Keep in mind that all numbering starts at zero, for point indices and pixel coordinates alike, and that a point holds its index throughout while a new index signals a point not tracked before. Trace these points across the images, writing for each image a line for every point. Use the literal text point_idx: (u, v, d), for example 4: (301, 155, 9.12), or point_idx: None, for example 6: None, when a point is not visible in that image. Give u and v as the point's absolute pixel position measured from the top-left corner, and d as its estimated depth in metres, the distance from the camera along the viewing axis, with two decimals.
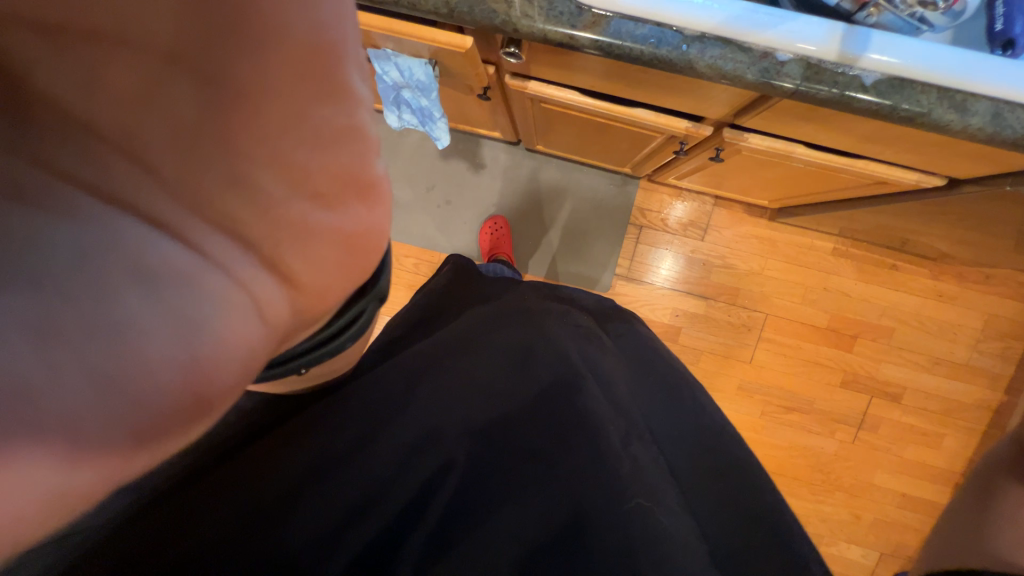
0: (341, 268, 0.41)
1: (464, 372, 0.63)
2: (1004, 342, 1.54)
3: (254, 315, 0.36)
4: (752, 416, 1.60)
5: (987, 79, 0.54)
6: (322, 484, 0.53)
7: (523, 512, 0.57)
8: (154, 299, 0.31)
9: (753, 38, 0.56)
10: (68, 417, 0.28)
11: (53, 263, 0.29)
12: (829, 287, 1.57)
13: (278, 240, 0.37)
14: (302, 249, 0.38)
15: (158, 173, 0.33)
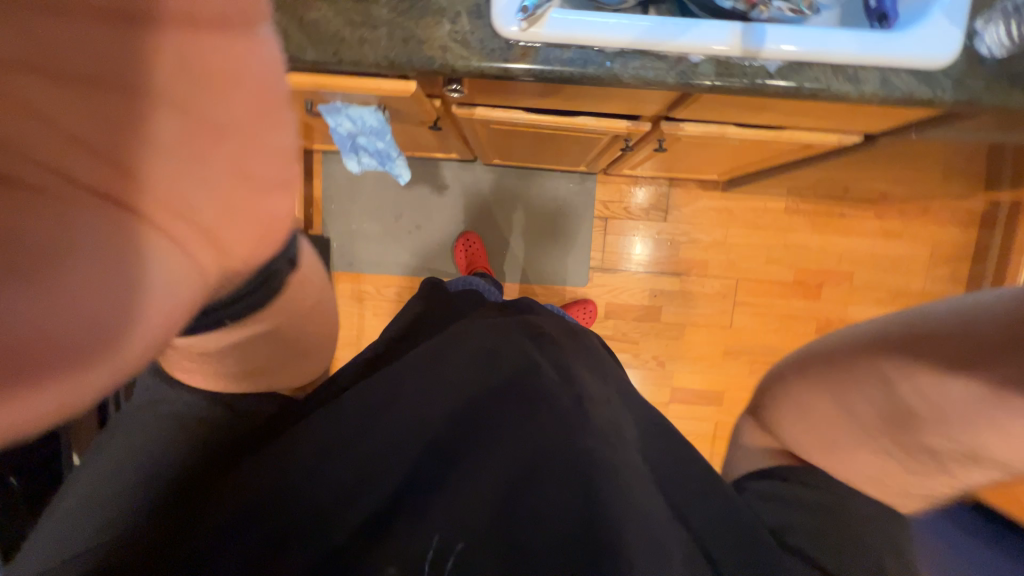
0: (259, 237, 0.43)
1: (438, 376, 0.68)
2: (953, 265, 1.66)
3: (192, 274, 0.39)
4: (741, 376, 1.71)
5: (872, 52, 0.61)
6: (311, 493, 0.58)
7: (490, 475, 0.59)
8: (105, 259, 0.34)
9: (668, 47, 0.62)
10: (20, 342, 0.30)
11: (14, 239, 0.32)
12: (789, 243, 1.67)
13: (219, 201, 0.40)
14: (230, 212, 0.41)
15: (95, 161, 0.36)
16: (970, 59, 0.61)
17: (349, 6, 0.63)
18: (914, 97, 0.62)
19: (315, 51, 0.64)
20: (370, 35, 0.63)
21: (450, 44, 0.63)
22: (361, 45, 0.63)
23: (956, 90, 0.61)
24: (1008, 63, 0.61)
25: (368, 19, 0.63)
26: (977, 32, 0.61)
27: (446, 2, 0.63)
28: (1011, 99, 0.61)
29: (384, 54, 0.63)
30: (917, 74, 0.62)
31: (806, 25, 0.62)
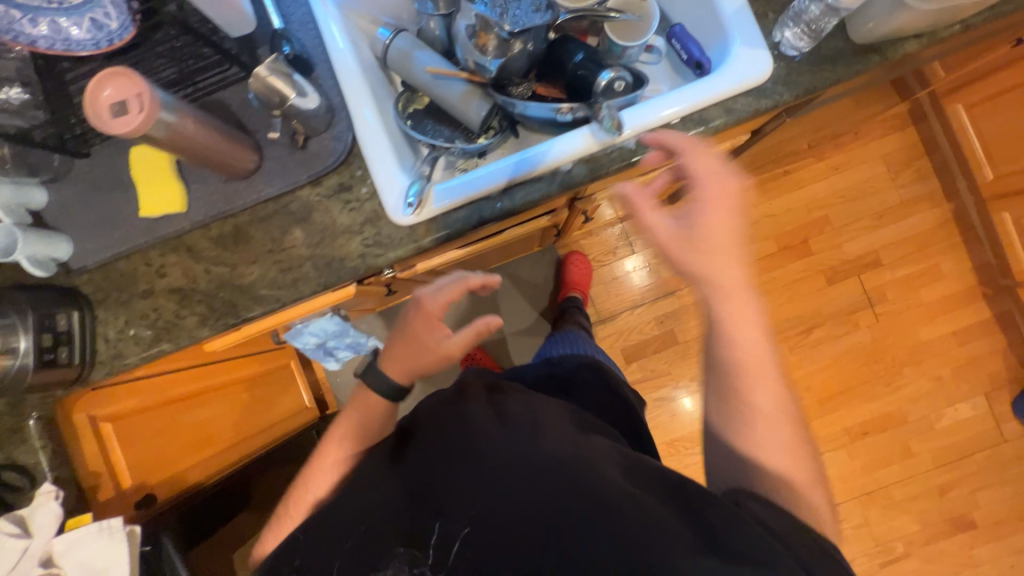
0: (412, 353, 0.72)
1: (442, 433, 0.65)
2: (914, 165, 1.66)
3: (414, 358, 0.72)
4: (784, 357, 1.66)
5: (706, 95, 0.69)
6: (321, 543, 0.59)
7: (486, 497, 0.57)
8: (431, 329, 0.71)
9: (543, 168, 0.70)
10: (416, 363, 0.72)
11: (426, 319, 0.72)
12: (754, 219, 1.69)
13: (422, 344, 0.72)
14: (425, 339, 0.71)
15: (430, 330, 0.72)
16: (787, 62, 0.69)
17: (274, 259, 0.72)
18: (760, 110, 0.69)
19: (262, 306, 0.72)
20: (299, 272, 0.72)
21: (364, 249, 0.71)
22: (296, 283, 0.72)
23: (789, 90, 0.69)
24: (820, 49, 0.68)
25: (293, 262, 0.72)
26: (779, 37, 0.68)
27: (346, 220, 0.72)
28: (836, 76, 0.68)
29: (316, 282, 0.72)
30: (752, 92, 0.69)
31: (643, 100, 0.71)
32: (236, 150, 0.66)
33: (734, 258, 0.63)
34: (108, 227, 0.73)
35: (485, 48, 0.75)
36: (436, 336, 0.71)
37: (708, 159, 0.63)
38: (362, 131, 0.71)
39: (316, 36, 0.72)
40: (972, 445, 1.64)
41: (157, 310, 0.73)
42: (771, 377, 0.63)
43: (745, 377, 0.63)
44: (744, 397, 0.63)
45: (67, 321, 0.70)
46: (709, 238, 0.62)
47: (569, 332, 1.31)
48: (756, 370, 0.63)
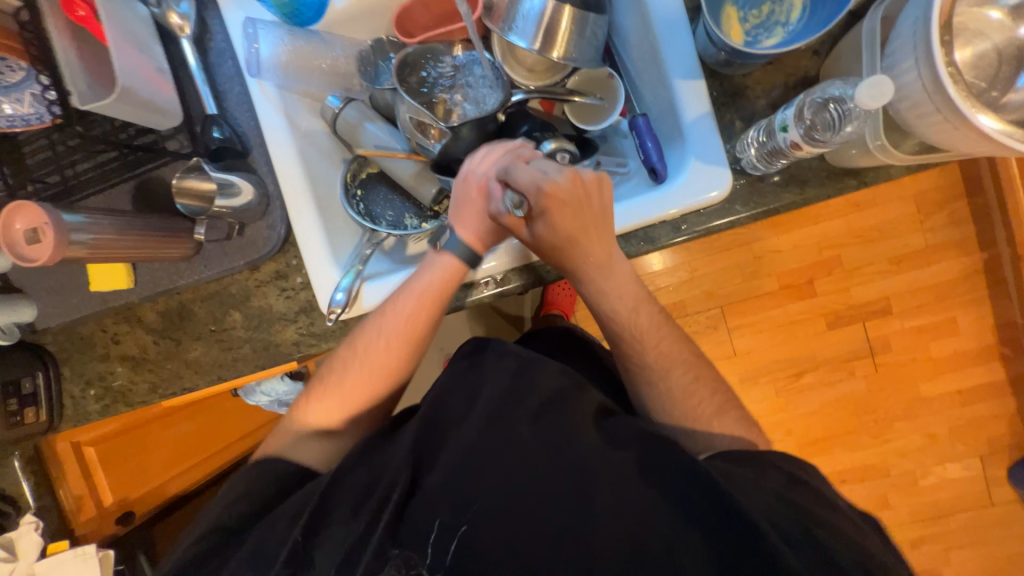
0: (470, 236, 0.66)
1: (436, 405, 0.57)
2: (949, 208, 1.50)
3: (470, 245, 0.66)
4: (770, 399, 1.61)
5: (652, 212, 0.63)
6: (313, 553, 0.50)
7: (502, 478, 0.51)
8: (474, 212, 0.66)
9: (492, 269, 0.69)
10: (472, 245, 0.66)
11: (470, 203, 0.65)
12: (758, 254, 1.57)
13: (476, 228, 0.65)
14: (476, 222, 0.66)
15: (475, 211, 0.66)
16: (747, 179, 0.62)
17: (215, 339, 0.75)
18: (711, 229, 0.64)
19: (205, 380, 0.76)
20: (238, 352, 0.74)
21: (297, 338, 0.73)
22: (236, 362, 0.75)
23: (747, 209, 0.62)
24: (790, 167, 0.61)
25: (232, 342, 0.74)
26: (742, 152, 0.61)
27: (282, 307, 0.73)
28: (803, 201, 0.61)
29: (254, 364, 0.74)
30: (704, 211, 0.63)
31: None
32: (170, 244, 0.66)
33: (606, 234, 0.62)
34: (61, 294, 0.75)
35: (427, 132, 0.72)
36: (482, 215, 0.66)
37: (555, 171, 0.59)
38: (296, 221, 0.69)
39: (252, 117, 0.70)
40: (956, 505, 1.58)
41: (113, 374, 0.78)
42: (667, 330, 0.67)
43: (641, 345, 0.65)
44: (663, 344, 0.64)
45: (32, 383, 0.76)
46: (575, 232, 0.60)
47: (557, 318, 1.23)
48: (653, 332, 0.66)
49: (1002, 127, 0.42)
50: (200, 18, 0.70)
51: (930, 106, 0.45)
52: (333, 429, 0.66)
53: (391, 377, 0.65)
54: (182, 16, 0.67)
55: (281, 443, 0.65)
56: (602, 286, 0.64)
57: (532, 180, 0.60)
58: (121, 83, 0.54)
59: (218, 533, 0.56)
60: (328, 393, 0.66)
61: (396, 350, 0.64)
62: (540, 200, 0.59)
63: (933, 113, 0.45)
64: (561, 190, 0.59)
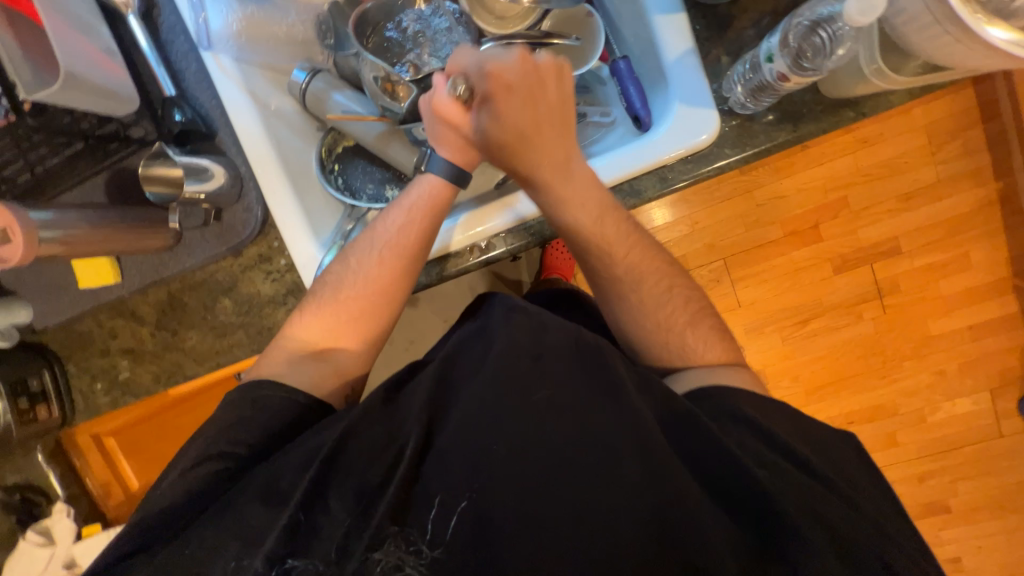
0: (457, 151, 0.63)
1: (447, 374, 0.53)
2: (961, 137, 1.42)
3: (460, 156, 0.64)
4: (776, 347, 1.60)
5: (636, 163, 0.60)
6: (328, 496, 0.47)
7: (516, 443, 0.46)
8: (447, 125, 0.62)
9: (480, 234, 0.66)
10: (460, 156, 0.63)
11: (440, 118, 0.61)
12: (759, 202, 1.52)
13: (457, 142, 0.63)
14: (457, 134, 0.62)
15: (447, 124, 0.61)
16: (737, 120, 0.58)
17: (208, 326, 0.75)
18: (701, 177, 0.60)
19: (205, 366, 0.76)
20: (234, 338, 0.74)
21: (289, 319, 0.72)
22: (232, 348, 0.75)
23: (738, 151, 0.59)
24: (781, 103, 0.57)
25: (226, 328, 0.75)
26: (728, 92, 0.58)
27: (270, 290, 0.72)
28: (796, 138, 0.57)
29: (250, 348, 0.74)
30: (692, 158, 0.59)
31: None
32: (149, 234, 0.65)
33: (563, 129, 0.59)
34: (53, 293, 0.75)
35: (395, 93, 0.68)
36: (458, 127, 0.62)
37: (502, 55, 0.56)
38: (270, 200, 0.67)
39: (212, 95, 0.67)
40: (965, 438, 1.59)
41: (116, 367, 0.79)
42: (667, 278, 0.63)
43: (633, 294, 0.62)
44: (658, 299, 0.61)
45: (39, 381, 0.77)
46: (531, 124, 0.57)
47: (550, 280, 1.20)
48: (651, 273, 0.62)
49: (1014, 38, 0.37)
50: None
51: (929, 17, 0.40)
52: (332, 346, 0.60)
53: (397, 290, 0.62)
54: None
55: (274, 365, 0.59)
56: (560, 194, 0.58)
57: (481, 67, 0.57)
58: (64, 66, 0.52)
59: (213, 467, 0.51)
60: (320, 311, 0.61)
61: (392, 260, 0.61)
62: (485, 85, 0.57)
63: (932, 27, 0.41)
64: (507, 70, 0.55)
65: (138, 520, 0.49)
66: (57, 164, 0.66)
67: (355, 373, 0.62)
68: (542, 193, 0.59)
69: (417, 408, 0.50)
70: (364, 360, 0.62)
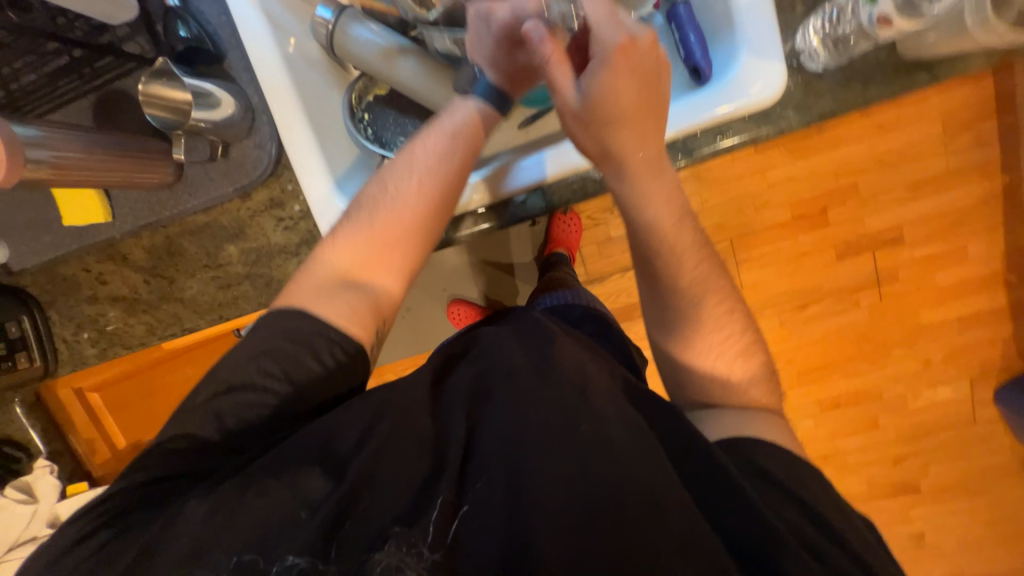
0: (503, 76, 0.59)
1: (470, 398, 0.47)
2: (975, 128, 1.42)
3: (505, 82, 0.60)
4: (772, 330, 1.62)
5: (695, 117, 0.55)
6: (369, 462, 0.43)
7: (546, 478, 0.42)
8: (497, 54, 0.58)
9: (512, 189, 0.62)
10: (505, 81, 0.59)
11: (488, 43, 0.57)
12: (771, 183, 1.50)
13: (504, 69, 0.59)
14: (504, 64, 0.58)
15: (496, 51, 0.57)
16: (804, 77, 0.55)
17: (211, 275, 0.69)
18: (759, 139, 0.57)
19: (205, 319, 0.71)
20: (239, 290, 0.69)
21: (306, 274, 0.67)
22: (236, 301, 0.69)
23: (801, 115, 0.55)
24: (853, 62, 0.53)
25: (230, 279, 0.69)
26: (801, 43, 0.54)
27: (281, 239, 0.66)
28: (864, 102, 0.54)
29: (257, 301, 0.68)
30: (751, 117, 0.55)
31: None
32: (148, 167, 0.59)
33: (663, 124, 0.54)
34: (33, 231, 0.67)
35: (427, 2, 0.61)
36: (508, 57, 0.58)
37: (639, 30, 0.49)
38: (287, 136, 0.60)
39: (222, 12, 0.60)
40: (941, 424, 1.66)
41: (105, 317, 0.72)
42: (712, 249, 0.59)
43: (670, 265, 0.56)
44: (704, 267, 0.58)
45: (19, 327, 0.71)
46: (641, 112, 0.51)
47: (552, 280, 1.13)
48: (687, 247, 0.56)
49: None
50: None
51: None
52: (365, 274, 0.52)
53: (441, 216, 0.55)
54: None
55: (300, 297, 0.50)
56: (646, 187, 0.54)
57: (602, 30, 0.49)
58: None
59: (250, 402, 0.46)
60: (348, 234, 0.52)
61: (432, 180, 0.54)
62: (608, 55, 0.49)
63: None
64: (638, 49, 0.49)
65: (163, 440, 0.45)
66: (40, 83, 0.58)
67: (392, 309, 0.53)
68: (630, 187, 0.54)
69: (459, 388, 0.48)
70: (402, 293, 0.54)
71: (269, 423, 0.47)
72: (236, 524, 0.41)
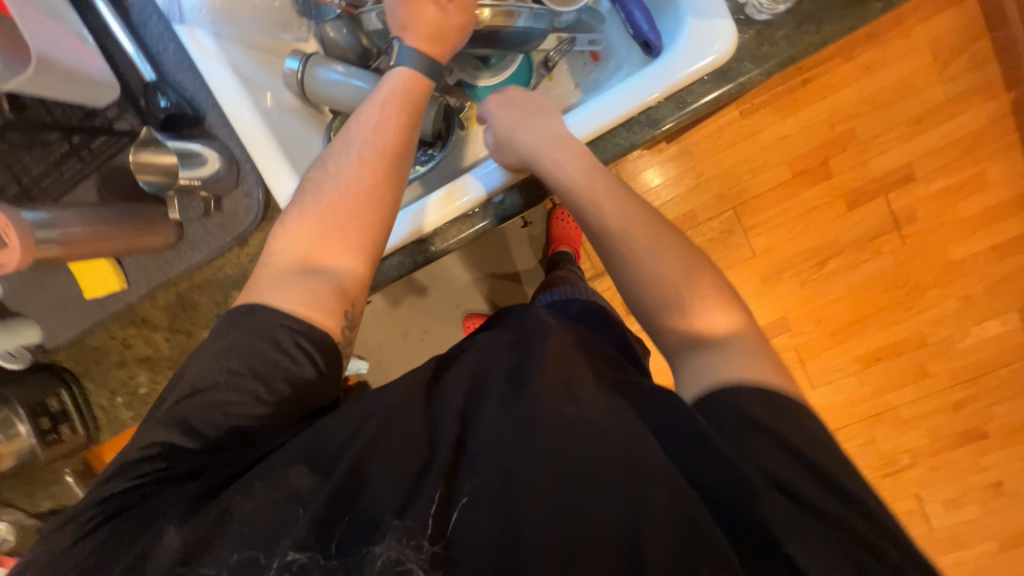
0: (421, 36, 0.56)
1: (456, 395, 0.46)
2: (967, 51, 1.37)
3: (426, 42, 0.56)
4: (795, 292, 1.57)
5: (655, 88, 0.56)
6: (367, 469, 0.43)
7: (535, 464, 0.41)
8: (408, 14, 0.56)
9: (494, 190, 0.65)
10: (423, 40, 0.56)
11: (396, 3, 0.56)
12: (764, 144, 1.47)
13: (417, 27, 0.56)
14: (419, 19, 0.56)
15: (404, 11, 0.56)
16: (754, 29, 0.55)
17: None
18: (721, 98, 0.56)
19: None
20: None
21: None
22: None
23: (758, 67, 0.55)
24: (800, 6, 0.54)
25: None
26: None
27: None
28: (820, 42, 0.53)
29: None
30: (710, 77, 0.55)
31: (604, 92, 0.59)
32: (149, 231, 0.63)
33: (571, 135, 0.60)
34: (60, 308, 0.72)
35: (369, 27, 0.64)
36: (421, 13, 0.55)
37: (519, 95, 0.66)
38: (271, 181, 0.63)
39: (196, 77, 0.64)
40: (997, 362, 1.57)
41: (135, 380, 0.77)
42: None
43: (627, 240, 0.55)
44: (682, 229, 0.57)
45: (59, 401, 0.75)
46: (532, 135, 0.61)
47: (560, 272, 1.15)
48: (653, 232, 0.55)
49: None
50: None
51: None
52: (321, 256, 0.51)
53: (387, 189, 0.53)
54: None
55: (260, 288, 0.50)
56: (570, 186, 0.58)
57: (501, 103, 0.67)
58: (36, 51, 0.48)
59: (213, 398, 0.45)
60: (294, 225, 0.52)
61: (370, 155, 0.53)
62: (499, 114, 0.66)
63: None
64: (516, 104, 0.66)
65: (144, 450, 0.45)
66: (45, 171, 0.63)
67: (357, 290, 0.51)
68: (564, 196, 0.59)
69: (450, 389, 0.47)
70: (367, 274, 0.52)
71: (236, 421, 0.46)
72: (243, 534, 0.42)
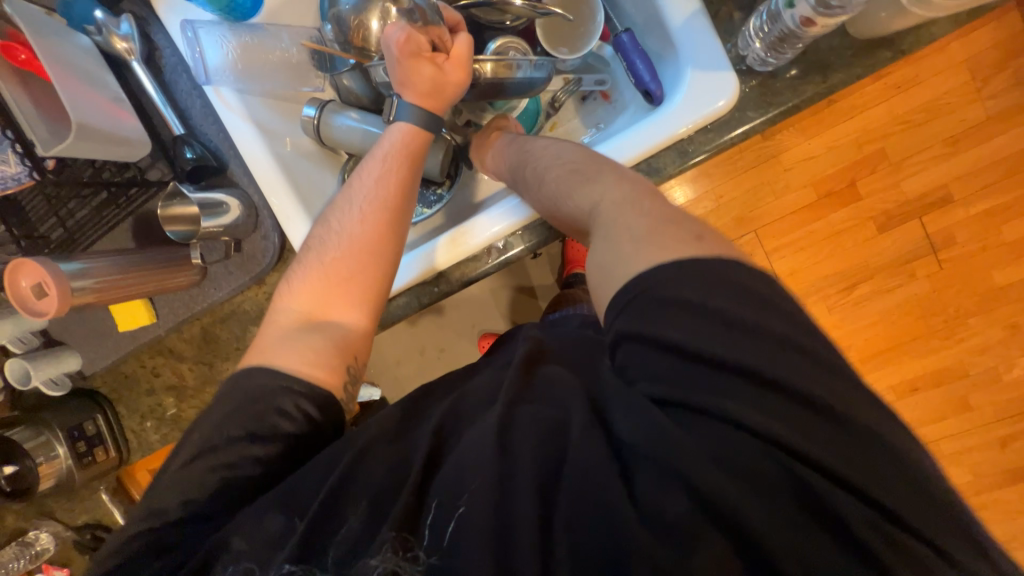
0: (418, 92, 0.58)
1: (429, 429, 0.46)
2: (1008, 68, 1.30)
3: (424, 97, 0.58)
4: (822, 317, 1.50)
5: (656, 137, 0.56)
6: (344, 512, 0.43)
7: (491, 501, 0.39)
8: (406, 71, 0.57)
9: (495, 235, 0.66)
10: (423, 96, 0.58)
11: (396, 64, 0.57)
12: (788, 165, 1.42)
13: (416, 84, 0.57)
14: (416, 76, 0.57)
15: (404, 72, 0.57)
16: (757, 79, 0.54)
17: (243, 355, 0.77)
18: (725, 146, 0.56)
19: None
20: None
21: None
22: None
23: (761, 115, 0.54)
24: (805, 55, 0.53)
25: None
26: (745, 49, 0.54)
27: None
28: (826, 91, 0.52)
29: None
30: (712, 126, 0.55)
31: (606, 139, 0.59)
32: (174, 272, 0.67)
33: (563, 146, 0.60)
34: (97, 339, 0.78)
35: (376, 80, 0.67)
36: (421, 73, 0.57)
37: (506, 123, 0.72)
38: (287, 227, 0.67)
39: (220, 128, 0.68)
40: None
41: (163, 405, 0.82)
42: None
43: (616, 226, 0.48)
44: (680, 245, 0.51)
45: (94, 425, 0.80)
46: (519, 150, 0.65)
47: (574, 293, 1.15)
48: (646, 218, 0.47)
49: None
50: (146, 38, 0.68)
51: None
52: (325, 313, 0.53)
53: (387, 243, 0.55)
54: (126, 38, 0.65)
55: (265, 346, 0.53)
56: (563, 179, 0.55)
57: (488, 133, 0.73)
58: (75, 119, 0.53)
59: (212, 464, 0.47)
60: (300, 281, 0.55)
61: (371, 210, 0.56)
62: (489, 141, 0.71)
63: None
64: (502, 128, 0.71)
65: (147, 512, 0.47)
66: (83, 217, 0.68)
67: (360, 344, 0.54)
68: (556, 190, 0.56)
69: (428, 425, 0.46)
70: (369, 327, 0.55)
71: (234, 475, 0.47)
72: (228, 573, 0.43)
